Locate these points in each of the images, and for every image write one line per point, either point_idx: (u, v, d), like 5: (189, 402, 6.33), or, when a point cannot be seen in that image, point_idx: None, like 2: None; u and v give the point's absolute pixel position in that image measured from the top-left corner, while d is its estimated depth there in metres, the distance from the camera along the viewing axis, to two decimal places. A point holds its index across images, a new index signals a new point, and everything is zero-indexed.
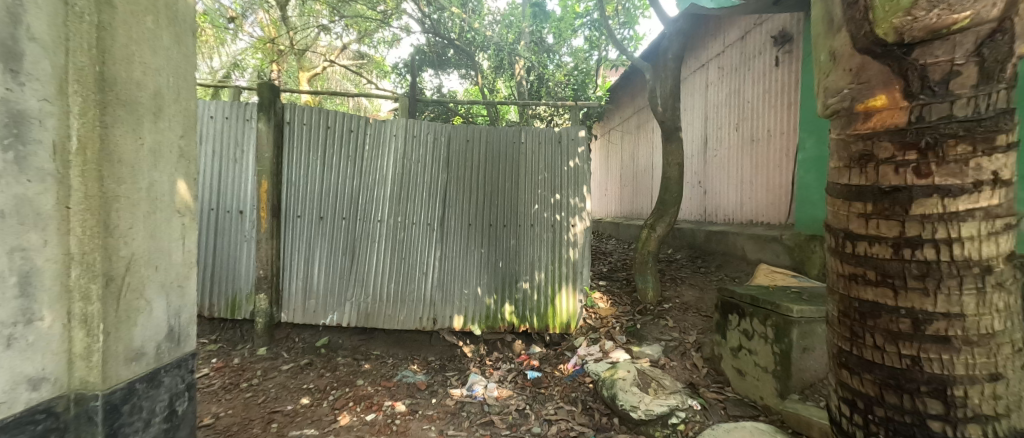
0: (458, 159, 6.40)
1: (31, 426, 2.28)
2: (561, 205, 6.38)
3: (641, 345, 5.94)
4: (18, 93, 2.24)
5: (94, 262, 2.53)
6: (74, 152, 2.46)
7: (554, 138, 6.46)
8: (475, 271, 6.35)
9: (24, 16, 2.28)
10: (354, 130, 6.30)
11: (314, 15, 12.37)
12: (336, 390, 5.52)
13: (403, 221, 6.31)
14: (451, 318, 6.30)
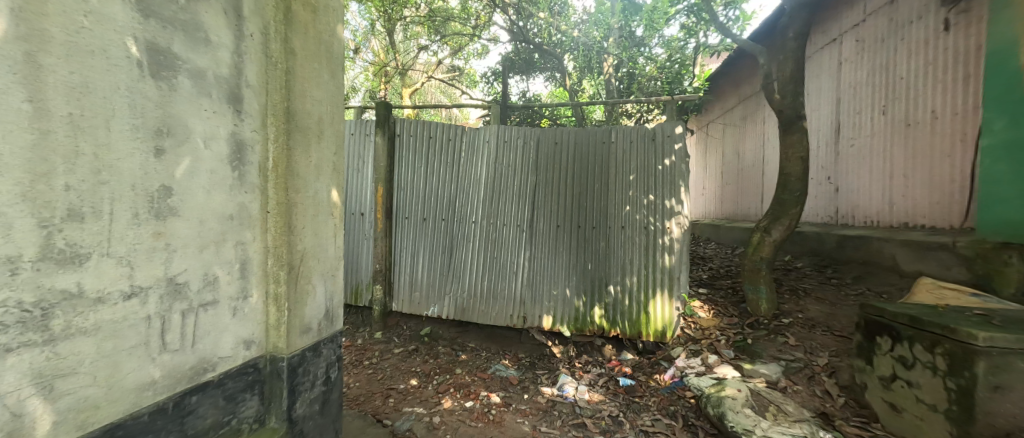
0: (547, 162, 6.46)
1: (244, 376, 3.02)
2: (655, 206, 6.04)
3: (753, 362, 5.33)
4: (240, 127, 2.94)
5: (282, 253, 3.24)
6: (271, 169, 3.18)
7: (647, 138, 6.17)
8: (565, 273, 6.30)
9: (245, 69, 2.98)
10: (452, 138, 6.73)
11: (417, 37, 13.47)
12: (439, 376, 6.00)
13: (495, 224, 6.54)
14: (540, 318, 6.34)
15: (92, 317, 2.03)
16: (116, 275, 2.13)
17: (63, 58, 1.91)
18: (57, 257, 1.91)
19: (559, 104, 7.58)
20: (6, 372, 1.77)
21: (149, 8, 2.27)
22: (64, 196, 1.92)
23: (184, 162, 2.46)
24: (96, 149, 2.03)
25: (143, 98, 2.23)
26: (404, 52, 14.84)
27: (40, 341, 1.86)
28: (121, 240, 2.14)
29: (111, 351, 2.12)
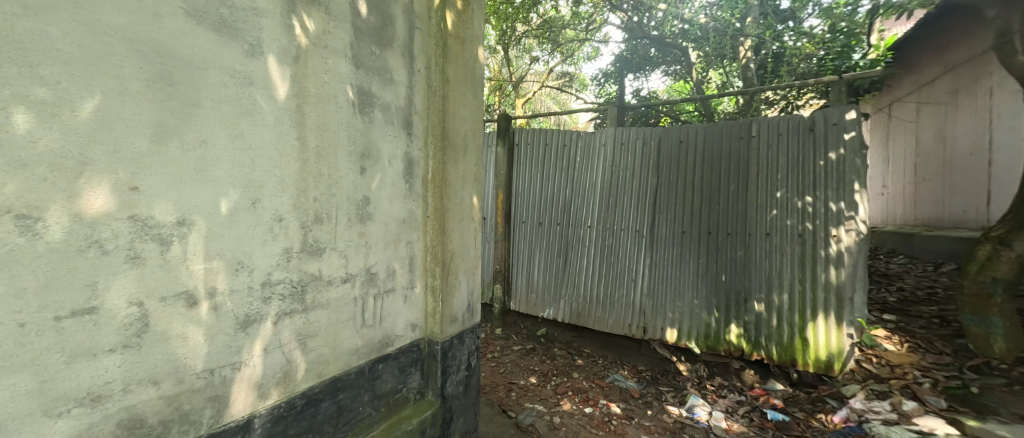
0: (668, 163, 5.85)
1: (411, 353, 3.62)
2: (812, 210, 4.93)
3: (983, 420, 3.89)
4: (411, 147, 3.52)
5: (438, 252, 3.77)
6: (429, 181, 3.69)
7: (801, 128, 5.04)
8: (690, 283, 5.65)
9: (414, 98, 3.55)
10: (565, 144, 6.70)
11: (529, 49, 13.49)
12: (557, 378, 6.01)
13: (610, 228, 6.28)
14: (661, 330, 5.83)
15: (325, 294, 2.75)
16: (338, 265, 2.83)
17: (314, 106, 2.62)
18: (310, 249, 2.63)
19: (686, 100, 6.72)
20: (284, 330, 2.50)
21: (360, 60, 2.95)
22: (313, 205, 2.63)
23: (377, 177, 3.13)
24: (330, 170, 2.73)
25: (355, 130, 2.91)
26: (517, 65, 14.98)
27: (300, 309, 2.59)
28: (341, 237, 2.84)
29: (335, 320, 2.83)
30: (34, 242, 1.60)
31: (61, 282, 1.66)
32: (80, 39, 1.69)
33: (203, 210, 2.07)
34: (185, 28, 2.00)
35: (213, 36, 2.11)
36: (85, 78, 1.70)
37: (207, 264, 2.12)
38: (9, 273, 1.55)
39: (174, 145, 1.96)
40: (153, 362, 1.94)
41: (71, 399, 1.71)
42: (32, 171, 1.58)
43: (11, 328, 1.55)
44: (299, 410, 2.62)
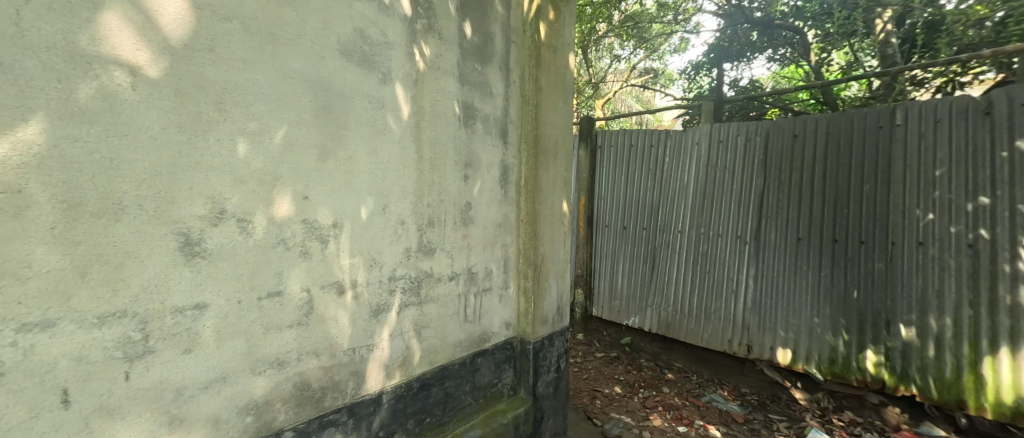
0: (777, 160, 5.04)
1: (504, 350, 3.80)
2: (989, 214, 3.81)
3: None
4: (507, 154, 3.70)
5: (530, 255, 3.88)
6: (521, 186, 3.82)
7: (969, 111, 3.92)
8: (807, 299, 4.82)
9: (510, 108, 3.72)
10: (651, 143, 6.16)
11: (610, 47, 12.92)
12: (645, 391, 5.54)
13: (704, 234, 5.61)
14: (769, 350, 5.10)
15: (435, 290, 3.07)
16: (445, 264, 3.14)
17: (430, 122, 2.95)
18: (424, 249, 2.96)
19: (806, 86, 5.70)
20: (404, 319, 2.86)
21: (465, 77, 3.24)
22: (427, 209, 2.95)
23: (477, 184, 3.38)
24: (441, 179, 3.05)
25: (460, 140, 3.21)
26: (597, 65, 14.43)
27: (416, 302, 2.93)
28: (447, 239, 3.14)
29: (443, 314, 3.15)
30: (247, 239, 2.07)
31: (260, 271, 2.13)
32: (273, 82, 2.13)
33: (349, 214, 2.47)
34: (338, 64, 2.41)
35: (357, 69, 2.51)
36: (277, 112, 2.14)
37: (352, 259, 2.52)
38: (233, 263, 2.04)
39: (331, 162, 2.38)
40: (315, 339, 2.38)
41: (264, 362, 2.19)
42: (247, 185, 2.05)
43: (232, 304, 2.05)
44: (416, 391, 2.96)
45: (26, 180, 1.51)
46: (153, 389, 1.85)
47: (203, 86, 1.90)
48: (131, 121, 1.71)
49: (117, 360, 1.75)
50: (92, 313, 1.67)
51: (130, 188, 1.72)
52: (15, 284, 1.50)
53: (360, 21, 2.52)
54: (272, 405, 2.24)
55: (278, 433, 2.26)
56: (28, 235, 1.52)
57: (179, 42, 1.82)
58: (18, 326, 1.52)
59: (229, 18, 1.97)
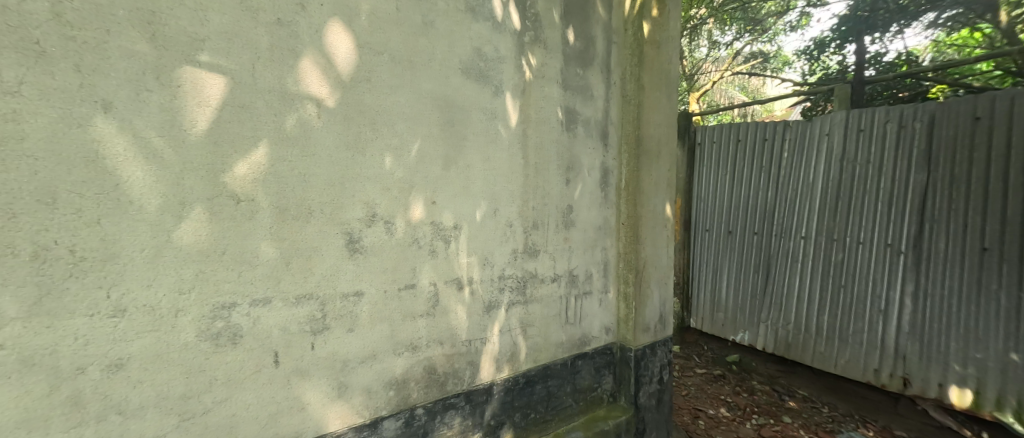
0: (947, 149, 3.93)
1: (604, 356, 3.76)
2: None
3: None
4: (607, 156, 3.69)
5: (631, 259, 3.77)
6: (622, 188, 3.76)
7: None
8: (996, 327, 3.68)
9: (610, 110, 3.71)
10: (768, 138, 5.37)
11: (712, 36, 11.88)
12: (759, 417, 4.74)
13: (839, 241, 4.66)
14: (936, 385, 4.03)
15: (540, 290, 3.21)
16: (549, 265, 3.27)
17: (535, 128, 3.15)
18: (530, 251, 3.14)
19: (994, 55, 4.52)
20: (512, 317, 3.05)
21: (569, 81, 3.36)
22: (533, 212, 3.14)
23: (578, 187, 3.44)
24: (546, 182, 3.21)
25: (564, 144, 3.34)
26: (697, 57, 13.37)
27: (522, 301, 3.10)
28: (551, 241, 3.27)
29: (547, 314, 3.27)
30: (390, 238, 2.43)
31: (398, 266, 2.47)
32: (410, 101, 2.50)
33: (466, 217, 2.77)
34: (460, 82, 2.74)
35: (475, 84, 2.82)
36: (412, 127, 2.51)
37: (469, 258, 2.80)
38: (380, 258, 2.40)
39: (453, 170, 2.70)
40: (440, 328, 2.67)
41: (402, 345, 2.51)
42: (391, 192, 2.42)
43: (380, 293, 2.41)
44: (522, 386, 3.11)
45: (256, 191, 2.01)
46: (327, 359, 2.24)
47: (363, 111, 2.33)
48: (317, 144, 2.18)
49: (307, 332, 2.18)
50: (290, 294, 2.12)
51: (316, 196, 2.17)
52: (249, 268, 2.01)
53: (477, 40, 2.82)
54: (408, 384, 2.55)
55: (412, 409, 2.56)
56: (258, 232, 2.02)
57: (348, 77, 2.28)
58: (249, 301, 2.02)
59: (380, 51, 2.40)
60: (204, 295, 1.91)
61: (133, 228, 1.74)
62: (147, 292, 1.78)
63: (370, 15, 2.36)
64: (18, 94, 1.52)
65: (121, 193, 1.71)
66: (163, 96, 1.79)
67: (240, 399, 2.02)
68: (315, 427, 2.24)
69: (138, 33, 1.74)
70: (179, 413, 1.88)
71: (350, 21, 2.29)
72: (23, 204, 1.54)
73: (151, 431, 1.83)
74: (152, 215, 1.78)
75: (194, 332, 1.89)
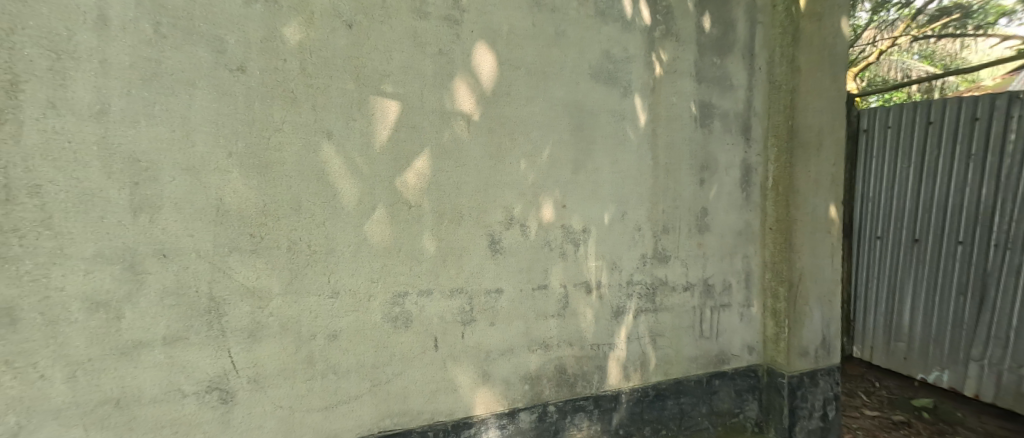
0: None
1: (747, 378, 3.40)
2: None
3: None
4: (750, 152, 3.35)
5: (781, 269, 3.34)
6: (770, 187, 3.37)
7: None
8: None
9: (754, 100, 3.37)
10: (978, 117, 3.58)
11: None
12: None
13: None
14: None
15: (670, 299, 3.07)
16: (681, 273, 3.11)
17: (666, 126, 3.03)
18: (661, 257, 3.02)
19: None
20: (641, 325, 2.97)
21: (704, 74, 3.15)
22: (663, 216, 3.02)
23: (714, 188, 3.20)
24: (677, 184, 3.07)
25: (699, 142, 3.14)
26: None
27: (652, 309, 3.00)
28: (683, 247, 3.11)
29: (679, 325, 3.11)
30: (526, 240, 2.58)
31: (532, 267, 2.61)
32: (543, 110, 2.65)
33: (595, 221, 2.79)
34: (589, 86, 2.80)
35: (604, 88, 2.85)
36: (545, 134, 2.65)
37: (597, 262, 2.81)
38: (518, 258, 2.57)
39: (582, 175, 2.75)
40: (570, 330, 2.73)
41: (536, 342, 2.64)
42: (526, 196, 2.58)
43: (516, 291, 2.57)
44: (652, 399, 3.00)
45: (422, 198, 2.32)
46: (473, 350, 2.47)
47: (503, 122, 2.53)
48: (468, 156, 2.43)
49: (458, 323, 2.42)
50: (445, 288, 2.39)
51: (466, 201, 2.42)
52: (417, 264, 2.32)
53: (607, 43, 2.85)
54: (540, 380, 2.66)
55: (545, 406, 2.67)
56: (427, 232, 2.34)
57: (490, 91, 2.50)
58: (416, 291, 2.32)
59: (517, 66, 2.58)
60: (387, 285, 2.26)
61: (344, 229, 2.15)
62: (353, 279, 2.18)
63: (508, 33, 2.56)
64: (283, 130, 2.03)
65: (338, 201, 2.14)
66: (362, 123, 2.19)
67: (410, 375, 2.33)
68: (465, 408, 2.47)
69: (346, 75, 2.16)
70: (370, 379, 2.25)
71: (493, 41, 2.52)
72: (284, 211, 2.04)
73: (353, 391, 2.22)
74: (355, 219, 2.18)
75: (380, 315, 2.24)
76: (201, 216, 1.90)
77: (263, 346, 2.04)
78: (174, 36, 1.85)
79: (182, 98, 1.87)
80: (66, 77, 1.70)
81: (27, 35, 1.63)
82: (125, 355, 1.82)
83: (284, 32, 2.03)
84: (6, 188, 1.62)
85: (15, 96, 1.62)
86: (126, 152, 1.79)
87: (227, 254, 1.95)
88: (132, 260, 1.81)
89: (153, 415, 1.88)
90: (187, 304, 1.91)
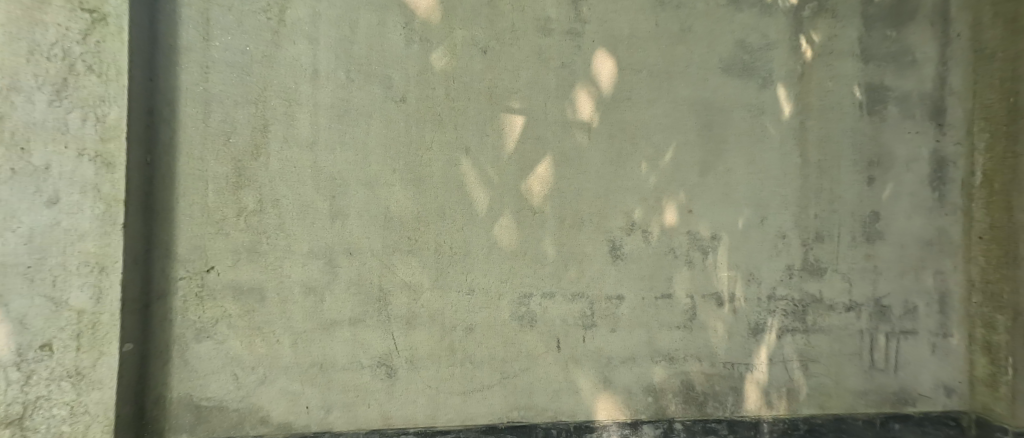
0: None
1: (945, 428, 2.67)
2: None
3: None
4: (943, 142, 2.70)
5: (998, 292, 2.57)
6: (979, 185, 2.66)
7: None
8: None
9: (950, 77, 2.71)
10: None
11: None
12: None
13: None
14: None
15: (827, 319, 2.64)
16: (841, 289, 2.65)
17: (818, 118, 2.65)
18: (812, 269, 2.63)
19: None
20: (787, 345, 2.61)
21: (869, 53, 2.68)
22: (815, 222, 2.64)
23: (888, 188, 2.67)
24: (833, 184, 2.65)
25: (863, 135, 2.66)
26: None
27: (802, 329, 2.62)
28: (844, 258, 2.65)
29: (838, 351, 2.65)
30: (648, 246, 2.51)
31: (656, 274, 2.52)
32: (667, 111, 2.55)
33: (727, 227, 2.57)
34: (721, 81, 2.61)
35: (738, 81, 2.62)
36: (669, 136, 2.54)
37: (730, 272, 2.58)
38: (640, 265, 2.50)
39: (711, 176, 2.57)
40: (698, 344, 2.55)
41: (660, 353, 2.53)
42: (649, 201, 2.50)
43: (639, 299, 2.51)
44: (802, 434, 2.61)
45: (545, 204, 2.43)
46: (594, 354, 2.48)
47: (625, 127, 2.51)
48: (588, 162, 2.47)
49: (578, 327, 2.46)
50: (566, 291, 2.45)
51: (586, 208, 2.46)
52: (540, 266, 2.43)
53: (741, 33, 2.63)
54: (665, 394, 2.54)
55: (670, 422, 2.53)
56: (553, 236, 2.44)
57: (609, 94, 2.50)
58: (540, 293, 2.43)
59: (640, 69, 2.54)
60: (513, 286, 2.41)
61: (477, 234, 2.37)
62: (489, 279, 2.39)
63: (630, 36, 2.54)
64: (432, 148, 2.34)
65: (472, 208, 2.37)
66: (495, 137, 2.40)
67: (534, 372, 2.44)
68: (587, 411, 2.48)
69: (480, 95, 2.40)
70: (500, 372, 2.42)
71: (614, 46, 2.52)
72: (432, 218, 2.34)
73: (486, 381, 2.41)
74: (486, 224, 2.38)
75: (508, 313, 2.41)
76: (374, 222, 2.29)
77: (417, 333, 2.34)
78: (359, 79, 2.30)
79: (363, 128, 2.30)
80: (294, 118, 2.24)
81: (274, 91, 2.23)
82: (325, 329, 2.27)
83: (431, 63, 2.36)
84: (260, 201, 2.20)
85: (266, 136, 2.22)
86: (326, 172, 2.26)
87: (391, 253, 2.31)
88: (329, 256, 2.26)
89: (342, 380, 2.29)
90: (363, 293, 2.29)
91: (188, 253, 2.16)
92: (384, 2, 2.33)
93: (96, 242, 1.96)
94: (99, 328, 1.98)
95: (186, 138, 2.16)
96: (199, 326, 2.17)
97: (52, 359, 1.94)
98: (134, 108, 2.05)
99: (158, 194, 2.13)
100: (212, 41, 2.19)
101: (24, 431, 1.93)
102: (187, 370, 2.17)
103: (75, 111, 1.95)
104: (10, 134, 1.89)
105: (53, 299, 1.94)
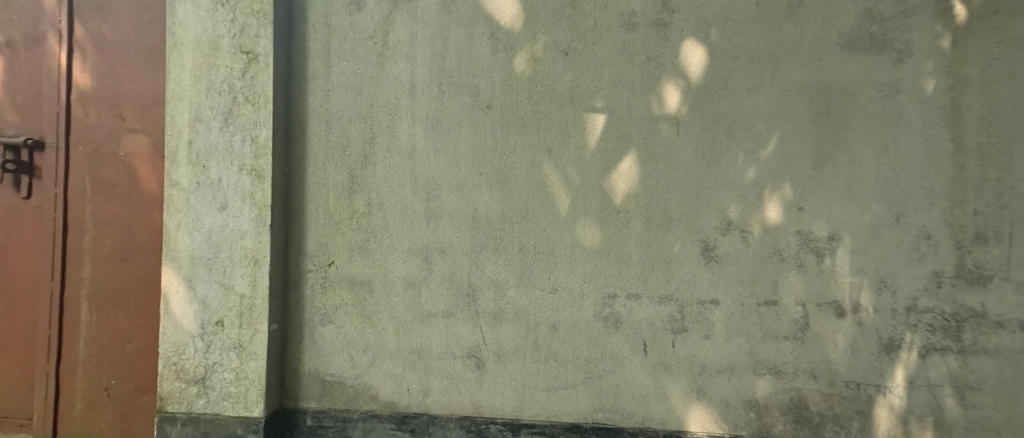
0: None
1: None
2: None
3: None
4: None
5: None
6: None
7: None
8: None
9: None
10: None
11: None
12: None
13: None
14: None
15: (992, 338, 2.15)
16: (1015, 303, 2.14)
17: (974, 96, 2.20)
18: (969, 277, 2.17)
19: None
20: (934, 368, 2.19)
21: None
22: (972, 221, 2.17)
23: None
24: (999, 174, 2.16)
25: None
26: None
27: (954, 349, 2.17)
28: (1018, 265, 2.14)
29: (1011, 380, 2.14)
30: (747, 247, 2.30)
31: (758, 278, 2.29)
32: (772, 98, 2.30)
33: (850, 226, 2.24)
34: (840, 59, 2.28)
35: (864, 57, 2.27)
36: (773, 125, 2.30)
37: (855, 278, 2.24)
38: (737, 268, 2.31)
39: (829, 168, 2.26)
40: (813, 358, 2.26)
41: (764, 366, 2.29)
42: (749, 198, 2.30)
43: (737, 305, 2.31)
44: None
45: (629, 204, 2.37)
46: (686, 361, 2.34)
47: (719, 119, 2.33)
48: (677, 158, 2.35)
49: (667, 331, 2.35)
50: (654, 294, 2.36)
51: (675, 206, 2.34)
52: (626, 266, 2.38)
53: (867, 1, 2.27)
54: (771, 411, 2.29)
55: None
56: (638, 235, 2.37)
57: (701, 86, 2.35)
58: (625, 295, 2.38)
59: (737, 54, 2.34)
60: (598, 285, 2.39)
61: (560, 234, 2.41)
62: (571, 278, 2.41)
63: (725, 20, 2.36)
64: (516, 151, 2.44)
65: (555, 209, 2.41)
66: (577, 138, 2.41)
67: (620, 374, 2.39)
68: (678, 421, 2.35)
69: (561, 97, 2.43)
70: (585, 372, 2.42)
71: (706, 33, 2.36)
72: (517, 218, 2.43)
73: (570, 379, 2.42)
74: (569, 223, 2.41)
75: (592, 313, 2.40)
76: (464, 222, 2.47)
77: (503, 328, 2.45)
78: (450, 90, 2.50)
79: (454, 135, 2.48)
80: (396, 129, 2.51)
81: (380, 108, 2.53)
82: (423, 320, 2.50)
83: (514, 70, 2.46)
84: (369, 204, 2.52)
85: (373, 147, 2.52)
86: (422, 177, 2.49)
87: (479, 252, 2.46)
88: (425, 254, 2.49)
89: (438, 367, 2.50)
90: (455, 288, 2.48)
91: (316, 250, 2.55)
92: (472, 16, 2.50)
93: (252, 240, 2.43)
94: (253, 310, 2.44)
95: (314, 153, 2.56)
96: (324, 312, 2.55)
97: (223, 333, 2.45)
98: (277, 128, 2.48)
99: (293, 200, 2.56)
100: (331, 67, 2.56)
101: (206, 387, 2.47)
102: (316, 348, 2.56)
103: (237, 134, 2.43)
104: (196, 156, 2.44)
105: (224, 285, 2.44)
